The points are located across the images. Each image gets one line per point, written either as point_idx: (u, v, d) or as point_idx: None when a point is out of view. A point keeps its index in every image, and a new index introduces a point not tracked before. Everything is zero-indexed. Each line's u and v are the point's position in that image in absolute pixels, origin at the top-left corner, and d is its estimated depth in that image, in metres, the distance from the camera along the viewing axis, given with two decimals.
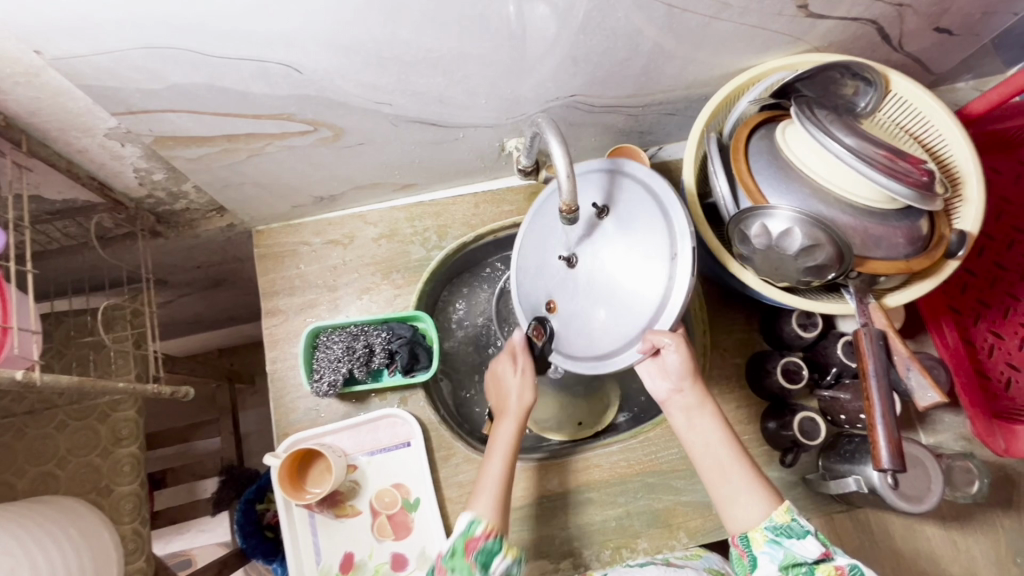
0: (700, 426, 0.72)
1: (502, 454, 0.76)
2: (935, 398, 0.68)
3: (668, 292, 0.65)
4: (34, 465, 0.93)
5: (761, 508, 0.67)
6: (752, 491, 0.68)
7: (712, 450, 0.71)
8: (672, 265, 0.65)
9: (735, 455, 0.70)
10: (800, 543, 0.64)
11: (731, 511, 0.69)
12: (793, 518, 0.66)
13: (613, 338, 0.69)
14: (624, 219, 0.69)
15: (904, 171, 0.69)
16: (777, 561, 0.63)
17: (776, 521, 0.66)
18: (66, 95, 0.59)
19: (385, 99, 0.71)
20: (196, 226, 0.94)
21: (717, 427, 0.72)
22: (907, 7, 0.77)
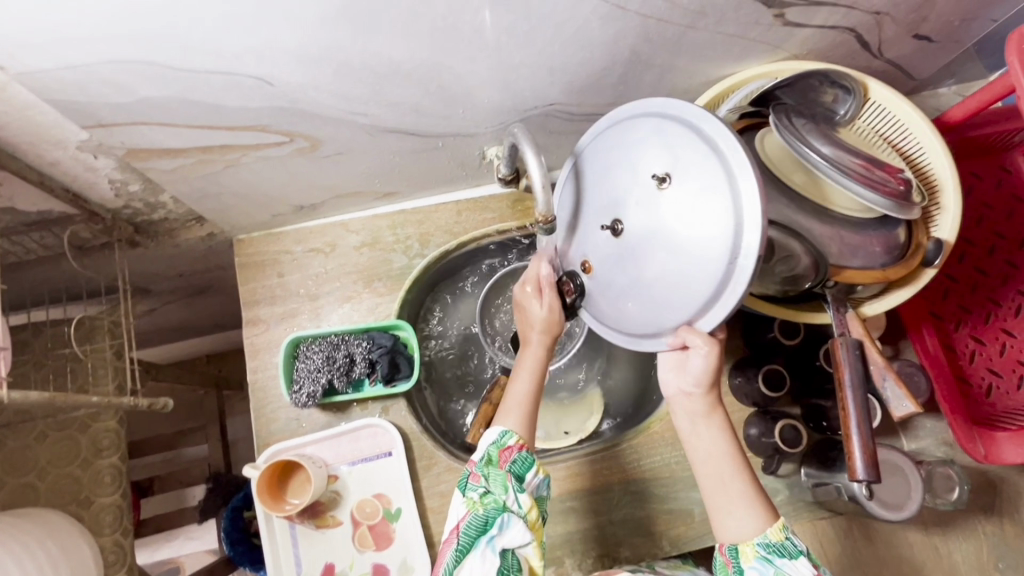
0: (708, 435, 0.71)
1: (528, 371, 0.77)
2: (909, 408, 0.70)
3: (717, 295, 0.58)
4: (14, 477, 0.92)
5: (754, 523, 0.66)
6: (748, 504, 0.67)
7: (714, 459, 0.70)
8: (727, 270, 0.57)
9: (738, 466, 0.69)
10: (793, 563, 0.63)
11: (722, 522, 0.68)
12: (787, 536, 0.65)
13: (649, 321, 0.65)
14: (684, 199, 0.58)
15: (880, 180, 0.69)
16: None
17: (769, 538, 0.65)
18: (33, 109, 0.59)
19: (361, 110, 0.71)
20: (175, 235, 0.93)
21: (722, 437, 0.71)
22: (885, 15, 0.78)
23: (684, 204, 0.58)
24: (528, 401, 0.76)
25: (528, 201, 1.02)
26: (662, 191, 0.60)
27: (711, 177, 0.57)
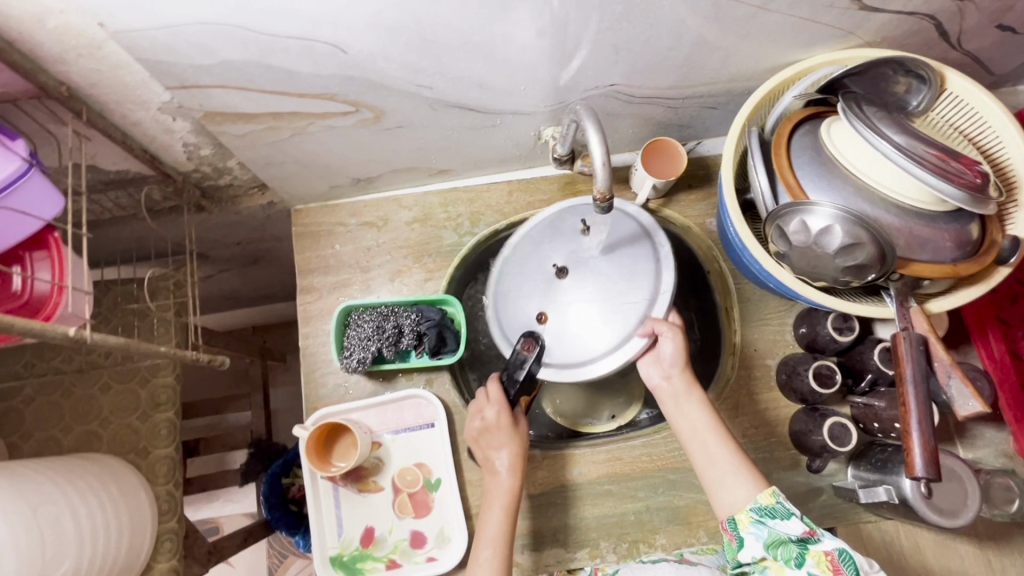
0: (692, 410, 0.77)
1: (502, 509, 0.77)
2: (976, 407, 0.67)
3: (656, 291, 0.81)
4: (79, 423, 0.96)
5: (748, 489, 0.70)
6: (741, 472, 0.72)
7: (700, 432, 0.76)
8: (656, 268, 0.82)
9: (723, 438, 0.74)
10: (784, 523, 0.67)
11: (722, 495, 0.72)
12: (777, 500, 0.68)
13: (611, 336, 0.80)
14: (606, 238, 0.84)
15: (955, 172, 0.66)
16: (761, 539, 0.68)
17: (760, 504, 0.68)
18: (124, 68, 0.62)
19: (426, 82, 0.72)
20: (238, 202, 0.97)
21: (705, 409, 0.77)
22: (968, 2, 0.74)
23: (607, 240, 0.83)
24: (507, 538, 0.76)
25: (579, 184, 1.02)
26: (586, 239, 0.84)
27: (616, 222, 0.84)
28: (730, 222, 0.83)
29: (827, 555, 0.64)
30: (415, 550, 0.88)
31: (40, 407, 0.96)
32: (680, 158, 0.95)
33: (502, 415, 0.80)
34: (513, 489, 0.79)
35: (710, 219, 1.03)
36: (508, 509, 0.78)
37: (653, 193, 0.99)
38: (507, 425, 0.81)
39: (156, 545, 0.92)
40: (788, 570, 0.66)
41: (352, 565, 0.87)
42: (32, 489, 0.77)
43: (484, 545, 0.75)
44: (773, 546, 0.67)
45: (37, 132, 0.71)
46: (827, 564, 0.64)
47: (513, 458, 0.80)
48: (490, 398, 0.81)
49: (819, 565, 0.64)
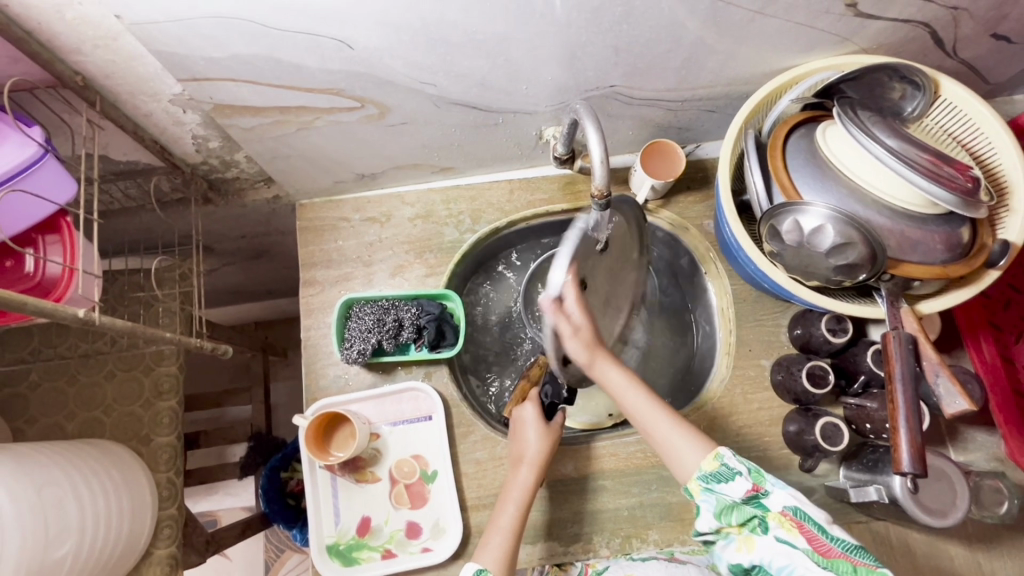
0: (621, 377, 0.75)
1: (517, 502, 0.78)
2: (963, 405, 0.68)
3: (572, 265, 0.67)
4: (83, 410, 0.97)
5: (700, 453, 0.69)
6: (686, 436, 0.71)
7: (633, 403, 0.74)
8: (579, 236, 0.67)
9: (656, 404, 0.74)
10: (729, 487, 0.66)
11: (683, 463, 0.71)
12: (720, 463, 0.67)
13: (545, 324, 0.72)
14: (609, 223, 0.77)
15: (947, 176, 0.67)
16: (711, 508, 0.67)
17: (705, 471, 0.67)
18: (138, 59, 0.64)
19: (430, 80, 0.74)
20: (244, 195, 0.99)
21: (631, 377, 0.75)
22: (962, 11, 0.76)
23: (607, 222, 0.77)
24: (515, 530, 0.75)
25: (580, 183, 1.04)
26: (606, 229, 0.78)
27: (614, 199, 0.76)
28: (726, 222, 0.84)
29: (786, 514, 0.63)
30: (410, 541, 0.89)
31: (45, 393, 0.98)
32: (680, 160, 0.97)
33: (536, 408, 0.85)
34: (529, 482, 0.80)
35: (708, 221, 1.04)
36: (523, 504, 0.78)
37: (651, 194, 1.01)
38: (540, 420, 0.84)
39: (156, 530, 0.93)
40: (755, 536, 0.65)
41: (348, 554, 0.88)
42: (35, 467, 0.78)
43: (494, 533, 0.75)
44: (728, 514, 0.66)
45: (52, 121, 0.74)
46: (789, 522, 0.63)
47: (539, 454, 0.81)
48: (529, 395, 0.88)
49: (782, 526, 0.63)
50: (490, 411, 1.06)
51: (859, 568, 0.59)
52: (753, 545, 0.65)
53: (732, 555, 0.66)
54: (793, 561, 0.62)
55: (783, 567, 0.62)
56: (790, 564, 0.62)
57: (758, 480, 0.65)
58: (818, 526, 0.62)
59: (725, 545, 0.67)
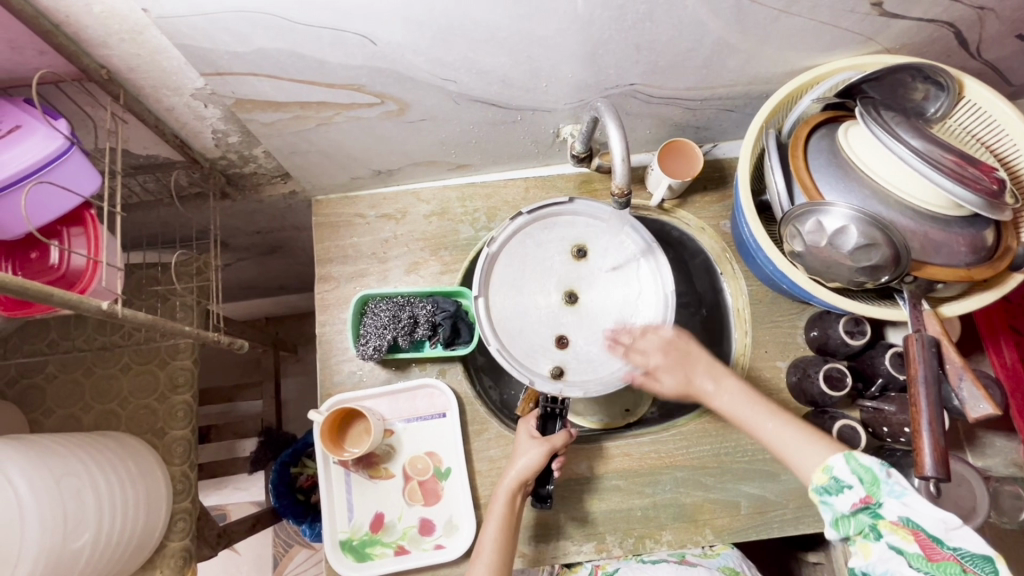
0: (726, 390, 0.75)
1: (496, 520, 0.78)
2: (987, 409, 0.67)
3: (505, 288, 0.91)
4: (99, 402, 0.98)
5: (817, 459, 0.66)
6: (803, 439, 0.68)
7: (736, 411, 0.74)
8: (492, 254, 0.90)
9: (765, 412, 0.72)
10: (840, 498, 0.62)
11: (800, 468, 0.67)
12: (831, 475, 0.63)
13: (525, 355, 0.88)
14: (552, 239, 0.93)
15: (972, 177, 0.67)
16: (827, 519, 0.63)
17: (817, 483, 0.64)
18: (163, 53, 0.65)
19: (451, 76, 0.74)
20: (261, 190, 0.99)
21: (736, 388, 0.75)
22: (989, 11, 0.75)
23: (546, 242, 0.93)
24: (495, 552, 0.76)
25: (596, 182, 1.03)
26: (557, 244, 0.93)
27: (536, 210, 0.91)
28: (745, 222, 0.84)
29: (896, 524, 0.59)
30: (423, 537, 0.89)
31: (62, 385, 0.98)
32: (699, 160, 0.96)
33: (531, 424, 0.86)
34: (506, 501, 0.79)
35: (724, 221, 1.03)
36: (504, 521, 0.78)
37: (668, 194, 1.00)
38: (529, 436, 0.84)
39: (169, 524, 0.94)
40: (869, 544, 0.61)
41: (361, 550, 0.88)
42: (53, 457, 0.79)
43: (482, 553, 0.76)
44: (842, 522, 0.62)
45: (76, 115, 0.74)
46: (902, 531, 0.59)
47: (519, 472, 0.80)
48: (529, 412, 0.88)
49: (895, 534, 0.59)
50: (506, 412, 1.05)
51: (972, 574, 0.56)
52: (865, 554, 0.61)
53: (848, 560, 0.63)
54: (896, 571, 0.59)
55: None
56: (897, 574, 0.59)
57: (872, 490, 0.60)
58: (935, 535, 0.57)
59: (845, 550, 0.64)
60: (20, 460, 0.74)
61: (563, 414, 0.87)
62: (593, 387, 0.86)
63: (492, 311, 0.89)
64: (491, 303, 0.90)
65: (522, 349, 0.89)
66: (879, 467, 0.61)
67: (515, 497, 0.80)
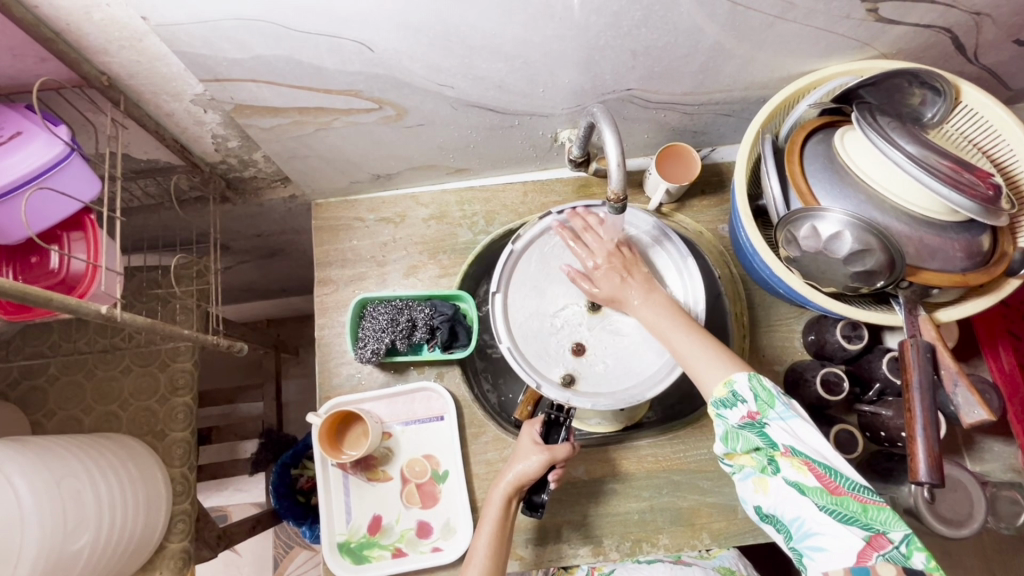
0: (647, 302, 0.80)
1: (489, 528, 0.78)
2: (982, 415, 0.67)
3: (522, 287, 0.91)
4: (100, 404, 0.98)
5: (720, 375, 0.71)
6: (711, 355, 0.73)
7: (656, 324, 0.78)
8: (511, 252, 0.91)
9: (678, 326, 0.76)
10: (733, 412, 0.68)
11: (701, 381, 0.72)
12: (731, 390, 0.69)
13: (535, 357, 0.88)
14: None
15: (967, 182, 0.67)
16: (719, 433, 0.69)
17: (715, 397, 0.70)
18: (162, 59, 0.65)
19: (448, 82, 0.74)
20: (261, 194, 1.00)
21: (659, 304, 0.79)
22: (985, 17, 0.75)
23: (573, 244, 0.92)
24: (488, 559, 0.76)
25: (594, 186, 1.04)
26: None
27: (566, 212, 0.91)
28: (742, 227, 0.84)
29: (789, 454, 0.64)
30: (421, 540, 0.89)
31: (63, 386, 0.99)
32: (696, 163, 0.97)
33: (535, 429, 0.85)
34: (500, 509, 0.80)
35: (722, 225, 1.04)
36: (497, 529, 0.79)
37: (666, 198, 1.01)
38: (530, 441, 0.83)
39: (169, 525, 0.94)
40: (767, 476, 0.66)
41: (359, 552, 0.89)
42: (55, 460, 0.79)
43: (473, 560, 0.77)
44: (734, 441, 0.68)
45: (78, 120, 0.75)
46: (796, 462, 0.64)
47: (516, 477, 0.80)
48: (535, 416, 0.87)
49: (791, 465, 0.64)
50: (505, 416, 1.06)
51: (869, 506, 0.60)
52: (767, 487, 0.66)
53: (749, 497, 0.68)
54: (802, 513, 0.63)
55: (795, 518, 0.64)
56: (802, 516, 0.63)
57: (762, 408, 0.66)
58: (824, 464, 0.62)
59: (741, 483, 0.69)
60: (21, 461, 0.75)
61: (567, 423, 0.86)
62: (601, 400, 0.84)
63: (508, 310, 0.90)
64: (510, 299, 0.91)
65: (535, 352, 0.89)
66: (771, 390, 0.67)
67: (510, 500, 0.81)
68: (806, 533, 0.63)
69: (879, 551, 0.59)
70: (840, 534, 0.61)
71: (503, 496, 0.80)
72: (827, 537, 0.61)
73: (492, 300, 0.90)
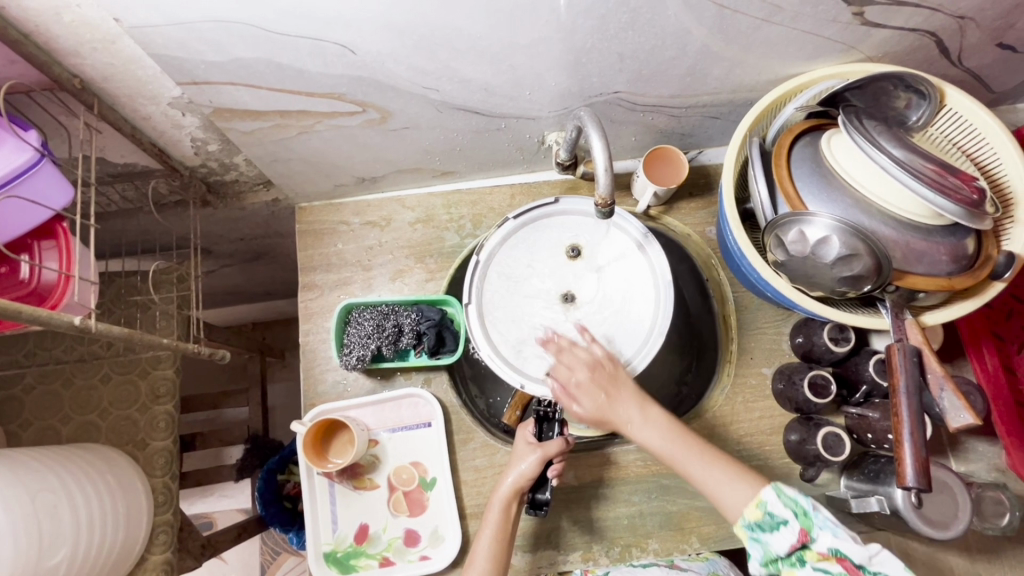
0: (648, 424, 0.75)
1: (490, 533, 0.78)
2: (967, 419, 0.67)
3: (490, 293, 0.89)
4: (78, 413, 0.96)
5: (748, 496, 0.69)
6: (733, 480, 0.71)
7: (662, 451, 0.74)
8: (480, 258, 0.90)
9: (691, 451, 0.73)
10: (774, 535, 0.67)
11: (725, 503, 0.71)
12: (765, 512, 0.67)
13: (517, 361, 0.87)
14: (545, 243, 0.92)
15: (952, 187, 0.67)
16: (758, 556, 0.68)
17: (749, 519, 0.68)
18: (137, 62, 0.64)
19: (432, 85, 0.73)
20: (243, 198, 0.98)
21: (661, 427, 0.75)
22: (969, 20, 0.75)
23: (538, 245, 0.92)
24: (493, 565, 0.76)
25: (582, 189, 1.03)
26: (550, 245, 0.92)
27: (522, 216, 0.91)
28: (729, 230, 0.84)
29: (827, 557, 0.63)
30: (409, 548, 0.88)
31: (40, 396, 0.96)
32: (684, 165, 0.96)
33: (528, 429, 0.84)
34: (500, 518, 0.79)
35: (710, 228, 1.03)
36: (500, 534, 0.78)
37: (654, 200, 1.00)
38: (526, 442, 0.82)
39: (151, 537, 0.92)
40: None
41: (345, 561, 0.88)
42: (28, 473, 0.77)
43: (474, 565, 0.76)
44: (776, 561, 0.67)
45: (50, 124, 0.73)
46: (832, 563, 0.63)
47: (516, 479, 0.80)
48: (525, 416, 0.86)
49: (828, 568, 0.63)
50: (495, 421, 1.06)
51: None
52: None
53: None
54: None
55: None
56: None
57: (804, 524, 0.65)
58: (860, 563, 0.62)
59: None
60: None
61: (558, 417, 0.85)
62: None
63: (484, 319, 0.88)
64: (483, 309, 0.88)
65: (507, 321, 0.88)
66: (805, 502, 0.66)
67: (509, 505, 0.80)
68: None
69: None
70: None
71: (500, 504, 0.80)
72: None
73: (466, 313, 0.87)
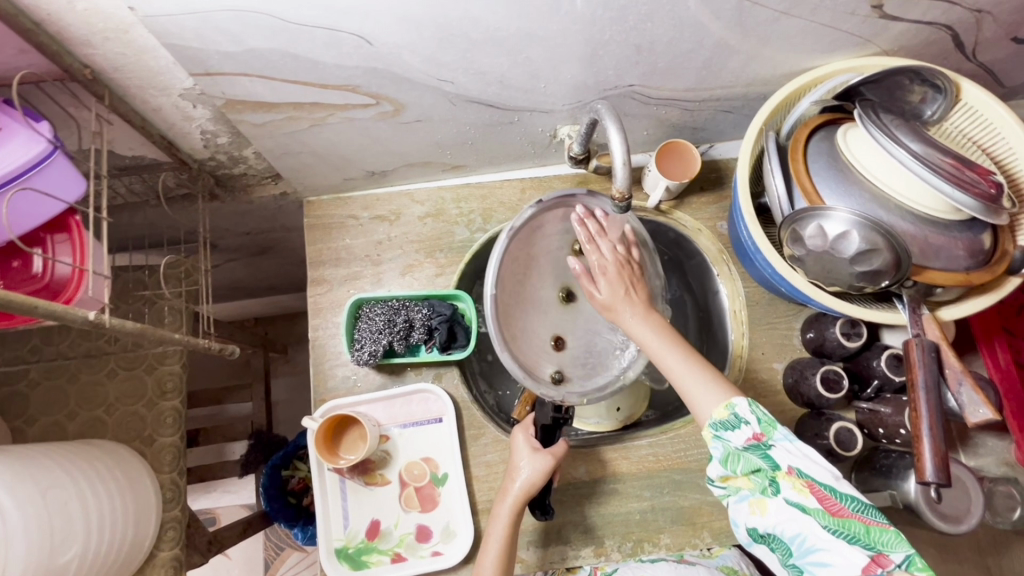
0: (644, 320, 0.76)
1: (497, 543, 0.77)
2: (986, 414, 0.68)
3: (502, 277, 0.83)
4: (85, 409, 0.95)
5: (716, 398, 0.70)
6: (710, 384, 0.71)
7: (651, 345, 0.75)
8: (508, 239, 0.83)
9: (675, 348, 0.74)
10: (735, 434, 0.67)
11: (697, 404, 0.71)
12: (731, 412, 0.68)
13: (524, 360, 0.82)
14: (560, 233, 0.88)
15: (971, 181, 0.66)
16: (718, 456, 0.69)
17: (715, 419, 0.69)
18: (149, 52, 0.62)
19: (447, 77, 0.72)
20: (251, 191, 0.97)
21: (656, 323, 0.76)
22: (986, 14, 0.75)
23: (552, 234, 0.87)
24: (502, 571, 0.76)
25: (593, 183, 1.02)
26: (563, 237, 0.88)
27: (549, 201, 0.85)
28: (743, 224, 0.83)
29: (792, 475, 0.64)
30: (421, 544, 0.88)
31: (46, 391, 0.95)
32: (696, 159, 0.96)
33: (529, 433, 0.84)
34: (506, 529, 0.78)
35: (721, 222, 1.03)
36: (505, 542, 0.78)
37: (665, 195, 0.99)
38: (530, 447, 0.82)
39: (160, 532, 0.92)
40: (766, 498, 0.66)
41: (357, 557, 0.87)
42: (36, 469, 0.76)
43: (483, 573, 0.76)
44: (735, 463, 0.68)
45: (59, 116, 0.72)
46: (798, 483, 0.64)
47: (523, 484, 0.79)
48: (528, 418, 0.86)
49: (795, 487, 0.64)
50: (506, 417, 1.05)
51: (872, 527, 0.62)
52: (766, 508, 0.66)
53: (745, 518, 0.68)
54: (803, 528, 0.64)
55: (796, 535, 0.64)
56: (803, 531, 0.64)
57: (766, 431, 0.66)
58: (827, 486, 0.62)
59: (736, 505, 0.69)
60: (5, 475, 0.72)
61: (568, 422, 0.85)
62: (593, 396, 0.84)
63: (500, 310, 0.82)
64: (501, 299, 0.82)
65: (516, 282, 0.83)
66: (771, 413, 0.67)
67: (518, 512, 0.79)
68: (808, 549, 0.63)
69: (883, 568, 0.60)
70: (844, 550, 0.61)
71: (507, 512, 0.79)
72: (831, 553, 0.62)
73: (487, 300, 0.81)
